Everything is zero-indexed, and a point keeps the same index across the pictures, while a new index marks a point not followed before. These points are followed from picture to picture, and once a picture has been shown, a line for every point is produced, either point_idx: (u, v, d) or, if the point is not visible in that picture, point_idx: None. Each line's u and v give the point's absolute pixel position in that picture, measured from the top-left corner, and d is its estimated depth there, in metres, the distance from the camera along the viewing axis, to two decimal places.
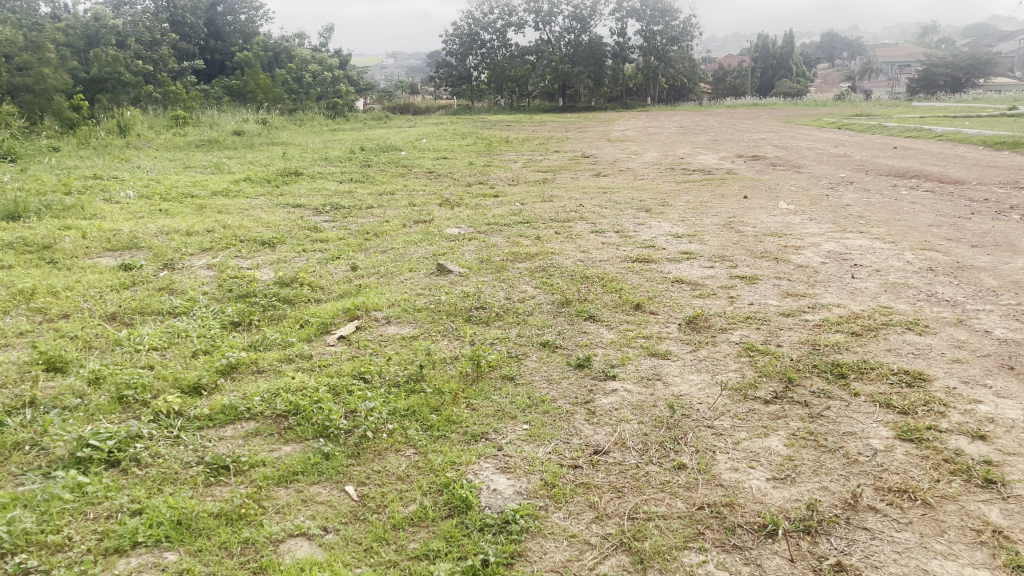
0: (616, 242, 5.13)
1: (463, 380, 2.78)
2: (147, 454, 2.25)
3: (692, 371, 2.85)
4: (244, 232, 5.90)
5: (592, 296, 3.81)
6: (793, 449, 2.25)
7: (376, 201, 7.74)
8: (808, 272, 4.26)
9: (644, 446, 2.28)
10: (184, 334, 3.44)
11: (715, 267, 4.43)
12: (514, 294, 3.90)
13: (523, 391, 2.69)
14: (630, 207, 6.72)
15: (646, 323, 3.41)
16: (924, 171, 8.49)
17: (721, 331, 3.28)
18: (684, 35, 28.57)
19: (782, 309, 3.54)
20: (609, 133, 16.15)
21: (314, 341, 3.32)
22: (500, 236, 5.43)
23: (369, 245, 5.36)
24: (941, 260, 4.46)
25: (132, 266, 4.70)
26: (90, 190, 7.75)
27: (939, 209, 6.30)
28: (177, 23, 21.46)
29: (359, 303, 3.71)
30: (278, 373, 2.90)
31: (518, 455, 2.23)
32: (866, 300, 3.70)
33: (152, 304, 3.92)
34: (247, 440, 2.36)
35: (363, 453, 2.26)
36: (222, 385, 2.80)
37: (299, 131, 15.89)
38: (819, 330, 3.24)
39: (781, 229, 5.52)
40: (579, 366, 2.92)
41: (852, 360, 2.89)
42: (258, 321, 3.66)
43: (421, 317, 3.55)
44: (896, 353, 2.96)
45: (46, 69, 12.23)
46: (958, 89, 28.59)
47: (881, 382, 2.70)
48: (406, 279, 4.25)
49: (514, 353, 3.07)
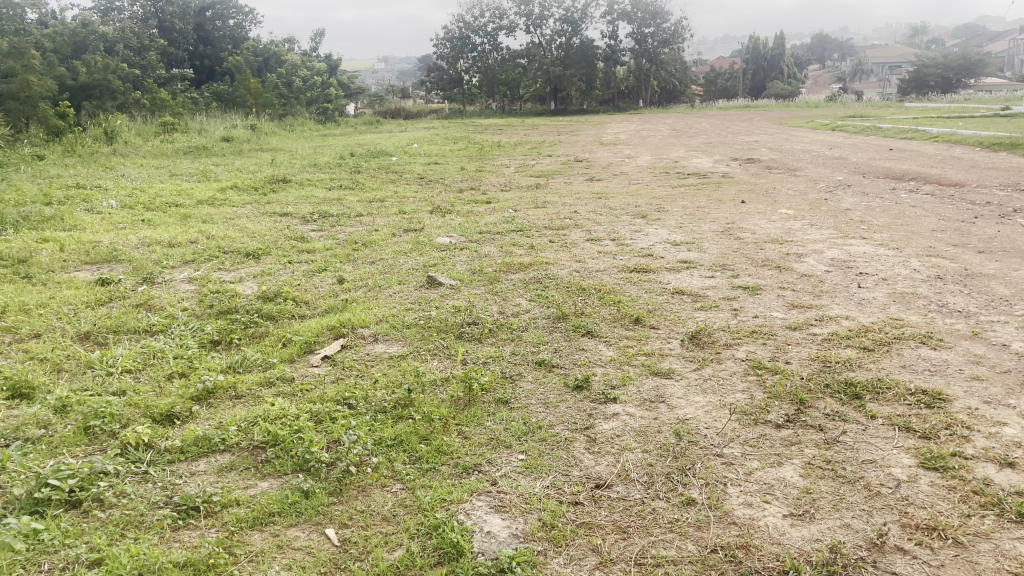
0: (612, 251, 4.97)
1: (454, 406, 2.61)
2: (111, 493, 2.07)
3: (698, 393, 2.68)
4: (229, 243, 5.72)
5: (589, 310, 3.65)
6: (810, 480, 2.09)
7: (365, 209, 7.57)
8: (812, 281, 4.10)
9: (649, 479, 2.11)
10: (160, 355, 3.27)
11: (716, 276, 4.28)
12: (507, 308, 3.74)
13: (519, 416, 2.52)
14: (625, 213, 6.57)
15: (646, 339, 3.25)
16: (922, 173, 8.37)
17: (726, 347, 3.11)
18: (675, 37, 28.50)
19: (788, 323, 3.38)
20: (602, 136, 16.02)
21: (297, 361, 3.14)
22: (493, 245, 5.27)
23: (358, 256, 5.20)
24: (948, 268, 4.31)
25: (110, 280, 4.52)
26: (72, 200, 7.57)
27: (941, 213, 6.16)
28: (165, 29, 21.26)
29: (345, 320, 3.54)
30: (258, 398, 2.72)
31: (512, 490, 2.06)
32: (875, 311, 3.55)
33: (128, 322, 3.74)
34: (221, 475, 2.18)
35: (345, 490, 2.09)
36: (197, 412, 2.62)
37: (288, 137, 15.73)
38: (828, 345, 3.09)
39: (781, 236, 5.38)
40: (578, 387, 2.75)
41: (866, 378, 2.73)
42: (239, 340, 3.48)
43: (411, 334, 3.37)
44: (911, 370, 2.81)
45: (31, 75, 11.82)
46: (949, 90, 28.59)
47: (898, 404, 2.53)
48: (395, 293, 4.08)
49: (508, 374, 2.90)
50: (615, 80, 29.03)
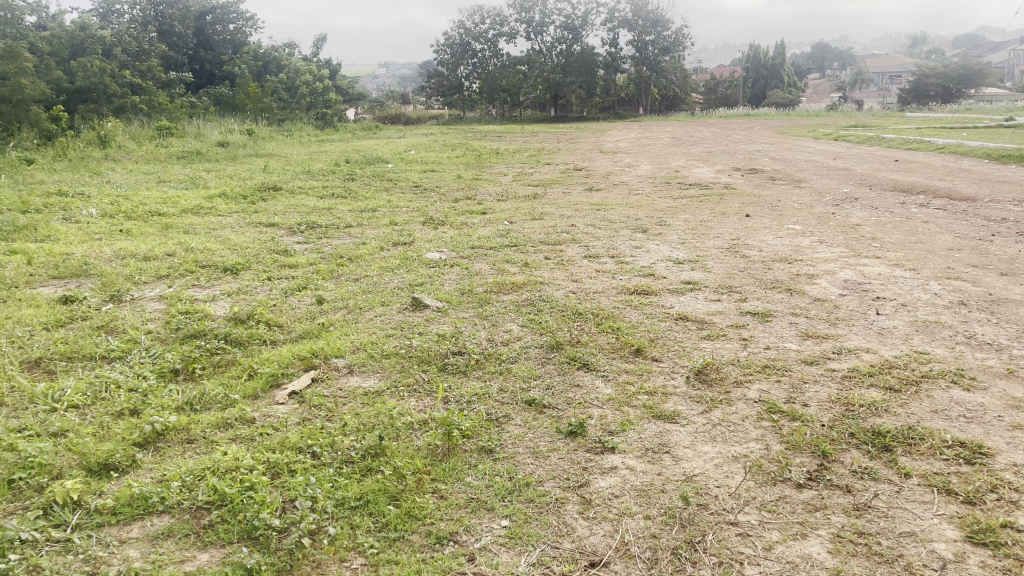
0: (610, 270, 4.68)
1: (430, 457, 2.30)
2: (22, 569, 1.75)
3: (706, 442, 2.38)
4: (206, 256, 5.42)
5: (585, 338, 3.34)
6: (840, 559, 1.78)
7: (355, 219, 7.27)
8: (827, 306, 3.81)
9: (653, 556, 1.81)
10: (112, 388, 2.96)
11: (722, 299, 3.98)
12: (497, 334, 3.44)
13: (503, 469, 2.22)
14: (624, 227, 6.29)
15: (648, 373, 2.95)
16: (931, 186, 8.10)
17: (736, 385, 2.81)
18: (676, 45, 28.20)
19: (804, 356, 3.08)
20: (602, 144, 15.72)
21: (261, 397, 2.85)
22: (484, 262, 4.98)
23: (341, 272, 4.91)
24: (971, 292, 4.01)
25: (73, 298, 4.22)
26: (51, 208, 7.27)
27: (955, 230, 5.88)
28: (165, 32, 21.04)
29: (318, 348, 3.24)
30: (212, 443, 2.42)
31: (492, 572, 1.76)
32: (897, 342, 3.25)
33: (85, 347, 3.45)
34: (155, 545, 1.88)
35: (298, 567, 1.79)
36: (140, 461, 2.31)
37: (285, 142, 15.45)
38: (849, 384, 2.79)
39: (790, 254, 5.08)
40: (572, 433, 2.45)
41: (895, 426, 2.43)
42: (202, 370, 3.17)
43: (389, 366, 3.07)
44: (944, 416, 2.51)
45: (24, 77, 11.40)
46: (950, 100, 28.17)
47: (933, 459, 2.24)
48: (376, 315, 3.79)
49: (495, 416, 2.59)
50: (615, 88, 28.80)
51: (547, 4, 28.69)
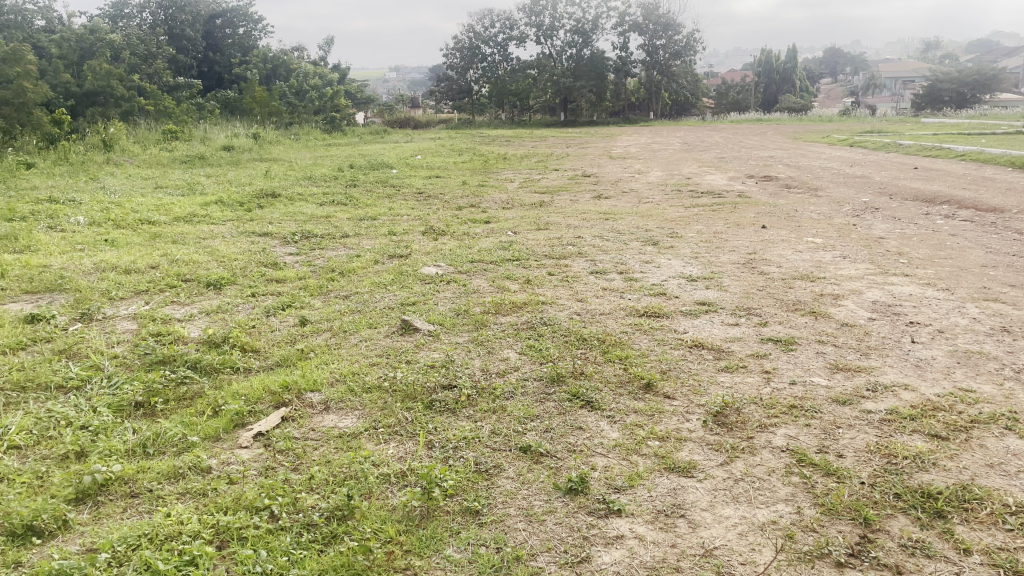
0: (618, 288, 4.35)
1: (406, 521, 1.98)
2: None
3: (727, 503, 2.05)
4: (191, 269, 5.11)
5: (589, 369, 3.01)
6: None
7: (354, 228, 6.99)
8: (857, 333, 3.46)
9: None
10: (60, 425, 2.64)
11: (740, 323, 3.65)
12: (492, 364, 3.11)
13: (490, 538, 1.90)
14: (634, 239, 5.97)
15: (660, 414, 2.61)
16: (955, 195, 7.74)
17: (760, 430, 2.47)
18: (687, 50, 27.83)
19: (835, 394, 2.74)
20: (611, 149, 15.35)
21: (223, 438, 2.54)
22: (483, 278, 4.66)
23: (331, 288, 4.60)
24: (1014, 317, 3.65)
25: (40, 317, 3.91)
26: (38, 215, 6.98)
27: (986, 244, 5.53)
28: (175, 35, 20.77)
29: (292, 381, 2.92)
30: (157, 499, 2.11)
31: None
32: (938, 377, 2.91)
33: (41, 373, 3.13)
34: None
35: None
36: (71, 521, 1.99)
37: (291, 146, 15.21)
38: (889, 431, 2.44)
39: (810, 271, 4.73)
40: (572, 490, 2.12)
41: (945, 485, 2.09)
42: (164, 405, 2.87)
43: (370, 402, 2.75)
44: (1002, 472, 2.17)
45: (27, 80, 11.08)
46: (965, 106, 27.67)
47: (994, 528, 1.90)
48: (362, 340, 3.47)
49: (485, 466, 2.27)
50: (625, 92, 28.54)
51: (558, 8, 28.39)
